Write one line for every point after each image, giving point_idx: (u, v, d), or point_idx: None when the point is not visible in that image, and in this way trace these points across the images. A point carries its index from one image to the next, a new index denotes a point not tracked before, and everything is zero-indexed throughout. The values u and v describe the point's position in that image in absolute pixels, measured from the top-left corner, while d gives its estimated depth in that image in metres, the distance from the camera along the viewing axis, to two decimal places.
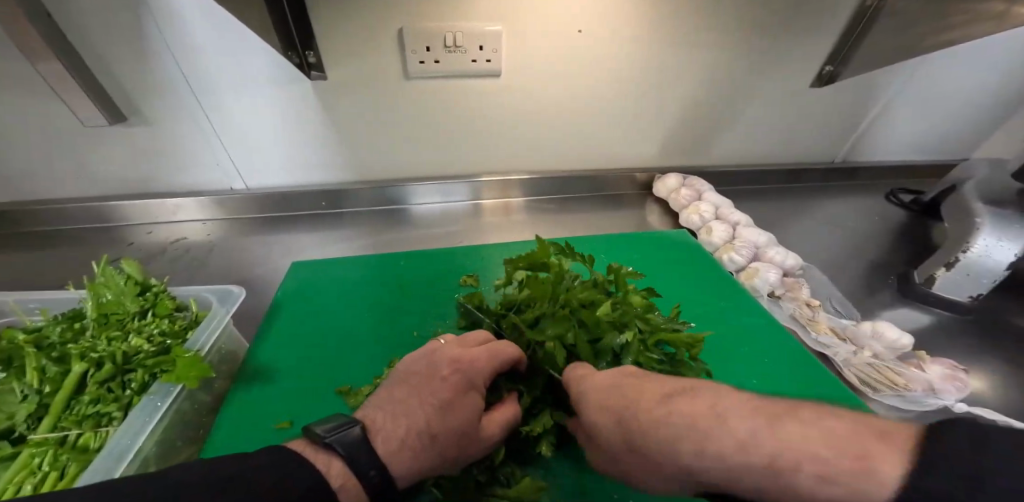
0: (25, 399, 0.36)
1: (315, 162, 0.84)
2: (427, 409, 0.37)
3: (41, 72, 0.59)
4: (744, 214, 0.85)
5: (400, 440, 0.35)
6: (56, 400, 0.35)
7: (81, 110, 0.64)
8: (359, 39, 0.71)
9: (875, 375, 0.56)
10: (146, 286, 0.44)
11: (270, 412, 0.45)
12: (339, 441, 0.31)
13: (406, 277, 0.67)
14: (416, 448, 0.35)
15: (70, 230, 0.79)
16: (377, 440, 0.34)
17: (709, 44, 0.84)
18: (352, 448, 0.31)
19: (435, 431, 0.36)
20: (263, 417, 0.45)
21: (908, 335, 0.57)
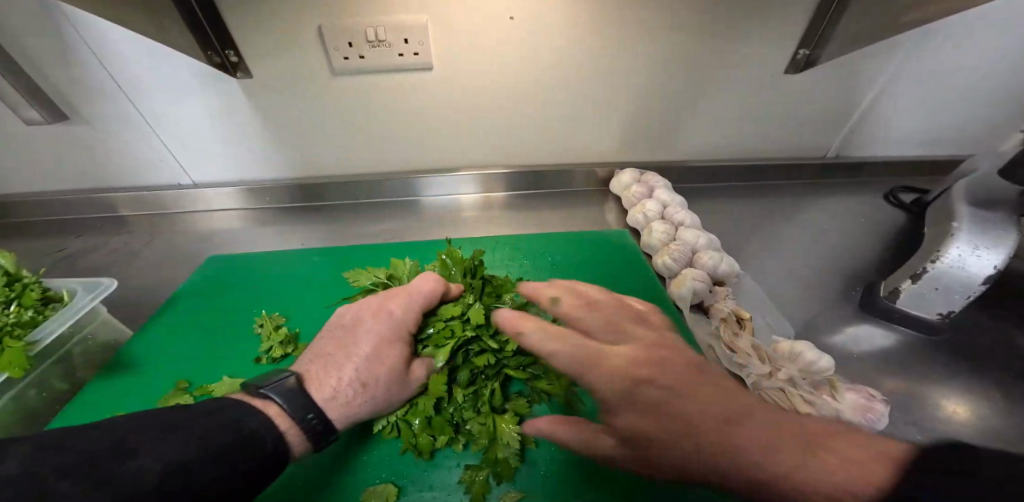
0: None
1: (255, 160, 0.85)
2: (356, 362, 0.44)
3: None
4: (692, 215, 0.77)
5: (332, 389, 0.42)
6: None
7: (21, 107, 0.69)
8: (276, 39, 0.70)
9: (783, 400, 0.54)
10: (17, 277, 0.46)
11: (118, 403, 0.48)
12: None
13: (313, 274, 0.67)
14: (349, 394, 0.43)
15: (38, 221, 0.86)
16: None
17: (665, 28, 0.73)
18: (286, 393, 0.40)
19: (364, 380, 0.44)
20: (107, 408, 0.47)
21: (827, 357, 0.55)
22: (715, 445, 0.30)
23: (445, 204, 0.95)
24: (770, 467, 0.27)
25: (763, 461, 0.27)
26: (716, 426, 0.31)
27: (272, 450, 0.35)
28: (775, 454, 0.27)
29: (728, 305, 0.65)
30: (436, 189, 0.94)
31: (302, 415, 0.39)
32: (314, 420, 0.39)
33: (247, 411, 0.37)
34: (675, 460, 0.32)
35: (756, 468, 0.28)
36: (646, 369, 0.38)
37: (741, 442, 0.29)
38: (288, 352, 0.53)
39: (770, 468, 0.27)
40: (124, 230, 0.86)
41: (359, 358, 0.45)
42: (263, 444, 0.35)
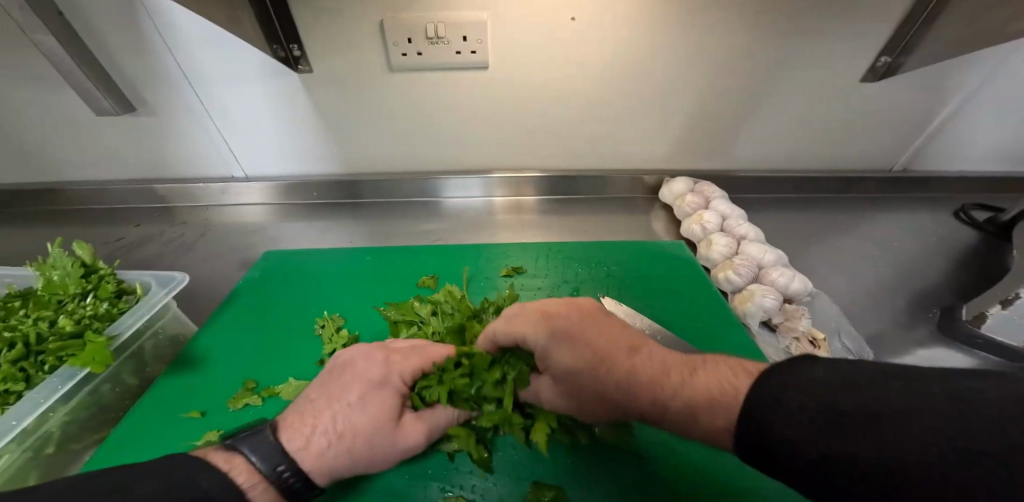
0: None
1: (300, 153, 0.84)
2: (338, 408, 0.38)
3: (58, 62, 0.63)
4: (755, 229, 0.74)
5: (307, 439, 0.36)
6: None
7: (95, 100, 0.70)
8: (340, 33, 0.69)
9: None
10: (94, 269, 0.46)
11: (186, 401, 0.47)
12: None
13: (365, 275, 0.66)
14: (326, 445, 0.37)
15: (85, 209, 0.87)
16: None
17: (736, 30, 0.70)
18: (257, 441, 0.34)
19: (342, 430, 0.37)
20: (177, 407, 0.47)
21: None
22: (680, 403, 0.31)
23: (477, 206, 0.92)
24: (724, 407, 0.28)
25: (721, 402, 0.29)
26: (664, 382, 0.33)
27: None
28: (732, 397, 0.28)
29: (801, 325, 0.62)
30: (459, 189, 0.91)
31: (273, 469, 0.33)
32: (285, 477, 0.34)
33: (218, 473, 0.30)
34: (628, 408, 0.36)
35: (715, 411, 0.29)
36: (606, 341, 0.38)
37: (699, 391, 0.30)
38: None
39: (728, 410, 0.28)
40: (166, 221, 0.86)
41: (342, 406, 0.38)
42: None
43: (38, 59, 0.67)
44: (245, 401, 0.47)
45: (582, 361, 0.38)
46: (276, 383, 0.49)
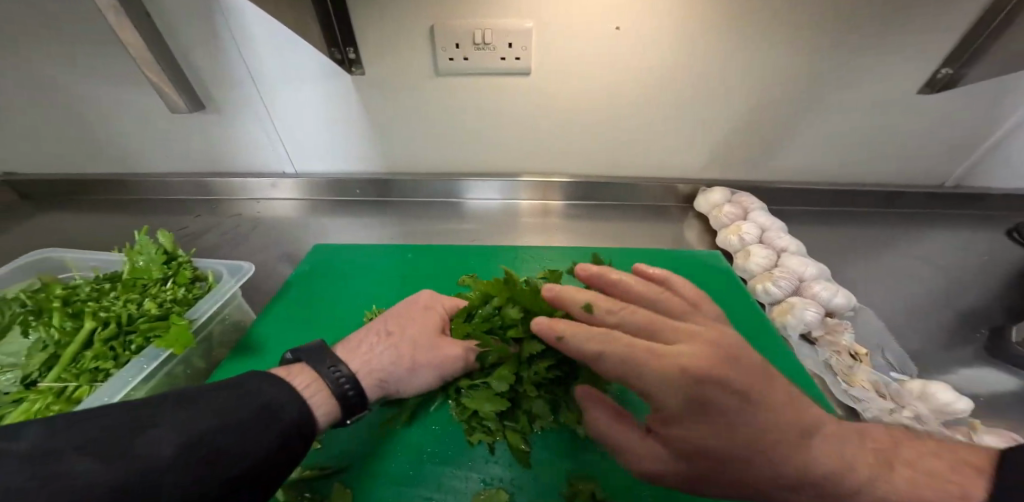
0: (41, 351, 0.42)
1: (342, 151, 0.88)
2: (385, 321, 0.50)
3: (143, 65, 0.68)
4: (796, 241, 0.73)
5: (360, 342, 0.47)
6: (68, 352, 0.41)
7: (172, 101, 0.74)
8: (393, 38, 0.72)
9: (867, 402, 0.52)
10: (173, 257, 0.50)
11: None
12: None
13: (408, 272, 0.69)
14: (374, 345, 0.47)
15: (142, 199, 0.93)
16: None
17: (785, 40, 0.69)
18: (311, 352, 0.43)
19: (389, 331, 0.48)
20: None
21: (962, 400, 0.52)
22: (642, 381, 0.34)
23: (503, 208, 0.94)
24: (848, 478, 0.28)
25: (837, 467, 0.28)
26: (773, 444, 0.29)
27: (294, 422, 0.34)
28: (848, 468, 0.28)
29: (843, 340, 0.61)
30: (485, 191, 0.93)
31: (326, 372, 0.41)
32: (339, 376, 0.41)
33: (276, 385, 0.36)
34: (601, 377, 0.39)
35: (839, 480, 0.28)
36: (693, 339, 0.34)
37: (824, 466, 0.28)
38: None
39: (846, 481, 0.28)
40: (215, 213, 0.91)
41: (388, 319, 0.50)
42: (284, 415, 0.33)
43: (119, 58, 0.73)
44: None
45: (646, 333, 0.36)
46: None
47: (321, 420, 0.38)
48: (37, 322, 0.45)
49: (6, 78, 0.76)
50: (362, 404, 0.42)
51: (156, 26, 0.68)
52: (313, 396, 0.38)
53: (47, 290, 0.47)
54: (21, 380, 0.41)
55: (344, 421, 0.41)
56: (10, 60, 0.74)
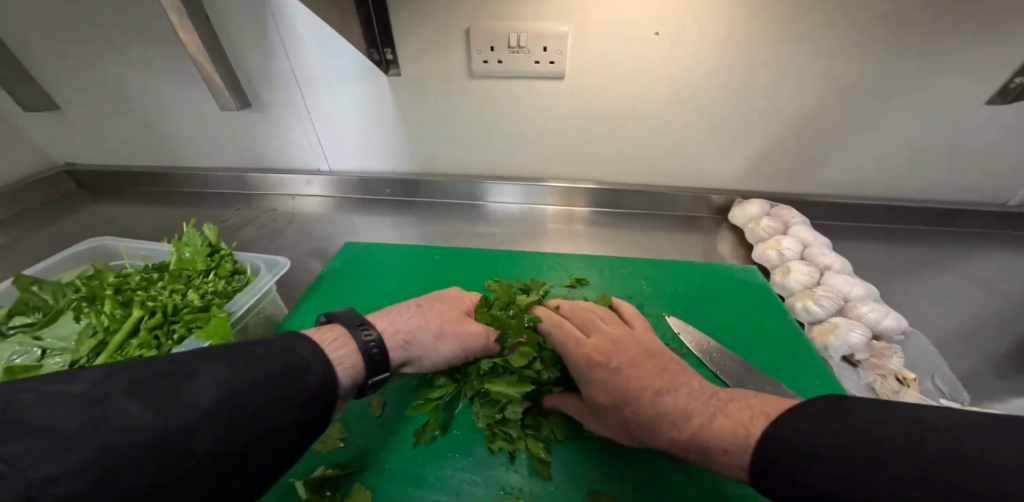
0: (92, 338, 0.43)
1: (373, 151, 0.90)
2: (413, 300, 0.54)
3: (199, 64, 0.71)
4: (841, 259, 0.68)
5: (390, 313, 0.51)
6: (115, 338, 0.42)
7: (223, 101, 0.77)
8: (429, 39, 0.72)
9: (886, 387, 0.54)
10: (216, 250, 0.52)
11: None
12: None
13: (434, 274, 0.69)
14: (403, 315, 0.50)
15: (184, 192, 0.98)
16: None
17: (835, 45, 0.66)
18: (343, 312, 0.46)
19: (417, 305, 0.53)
20: None
21: None
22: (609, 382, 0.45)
23: (527, 212, 0.94)
24: (739, 460, 0.34)
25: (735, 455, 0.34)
26: (670, 428, 0.39)
27: (320, 382, 0.34)
28: (746, 451, 0.34)
29: (890, 364, 0.56)
30: (510, 194, 0.93)
31: (357, 330, 0.43)
32: (369, 336, 0.43)
33: (304, 341, 0.37)
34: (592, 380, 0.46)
35: (733, 460, 0.35)
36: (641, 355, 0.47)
37: (717, 442, 0.36)
38: None
39: (741, 458, 0.34)
40: (251, 207, 0.95)
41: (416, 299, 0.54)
42: (310, 371, 0.34)
43: (173, 57, 0.77)
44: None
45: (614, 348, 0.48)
46: None
47: (345, 375, 0.39)
48: (90, 309, 0.47)
49: (70, 75, 0.82)
50: (385, 365, 0.43)
51: (212, 27, 0.71)
52: (340, 352, 0.40)
53: (100, 279, 0.49)
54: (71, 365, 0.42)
55: (366, 381, 0.42)
56: (76, 59, 0.79)
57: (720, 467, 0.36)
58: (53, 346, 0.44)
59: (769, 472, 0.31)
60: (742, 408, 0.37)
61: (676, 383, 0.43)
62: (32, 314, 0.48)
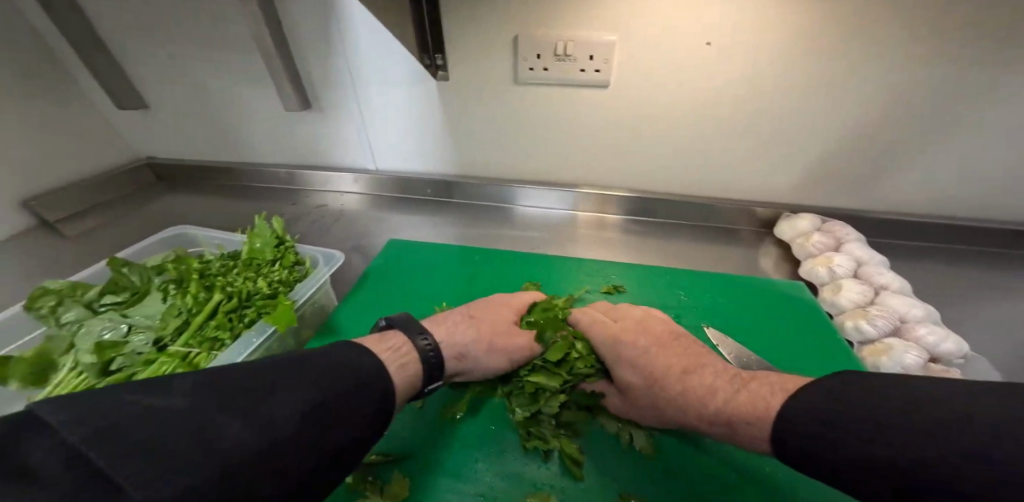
0: (179, 316, 0.49)
1: (416, 153, 0.93)
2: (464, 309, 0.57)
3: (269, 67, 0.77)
4: (899, 279, 0.64)
5: (444, 321, 0.54)
6: (197, 319, 0.48)
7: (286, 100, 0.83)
8: (478, 47, 0.75)
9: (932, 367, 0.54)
10: (282, 241, 0.56)
11: None
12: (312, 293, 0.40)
13: (473, 273, 0.71)
14: (456, 323, 0.53)
15: (243, 186, 1.06)
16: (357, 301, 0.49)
17: (899, 55, 0.63)
18: (401, 320, 0.50)
19: (471, 314, 0.55)
20: None
21: None
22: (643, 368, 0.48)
23: (561, 218, 0.94)
24: (760, 431, 0.38)
25: (756, 425, 0.38)
26: (697, 406, 0.43)
27: (381, 394, 0.37)
28: (767, 422, 0.37)
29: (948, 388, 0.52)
30: (545, 199, 0.94)
31: (417, 338, 0.47)
32: (428, 346, 0.47)
33: (365, 352, 0.40)
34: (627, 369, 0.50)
35: (755, 430, 0.38)
36: (670, 341, 0.51)
37: (739, 416, 0.39)
38: None
39: (763, 429, 0.37)
40: (301, 202, 1.01)
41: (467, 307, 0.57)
42: (371, 383, 0.37)
43: (244, 60, 0.84)
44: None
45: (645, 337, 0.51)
46: None
47: (409, 382, 0.43)
48: (179, 289, 0.52)
49: (154, 77, 0.90)
50: (439, 372, 0.48)
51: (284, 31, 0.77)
52: (404, 357, 0.44)
53: (186, 263, 0.54)
54: (158, 339, 0.49)
55: (423, 387, 0.46)
56: (162, 62, 0.87)
57: (743, 437, 0.40)
58: (138, 325, 0.50)
59: (785, 439, 0.35)
60: (764, 385, 0.40)
61: (701, 363, 0.47)
62: (122, 293, 0.53)
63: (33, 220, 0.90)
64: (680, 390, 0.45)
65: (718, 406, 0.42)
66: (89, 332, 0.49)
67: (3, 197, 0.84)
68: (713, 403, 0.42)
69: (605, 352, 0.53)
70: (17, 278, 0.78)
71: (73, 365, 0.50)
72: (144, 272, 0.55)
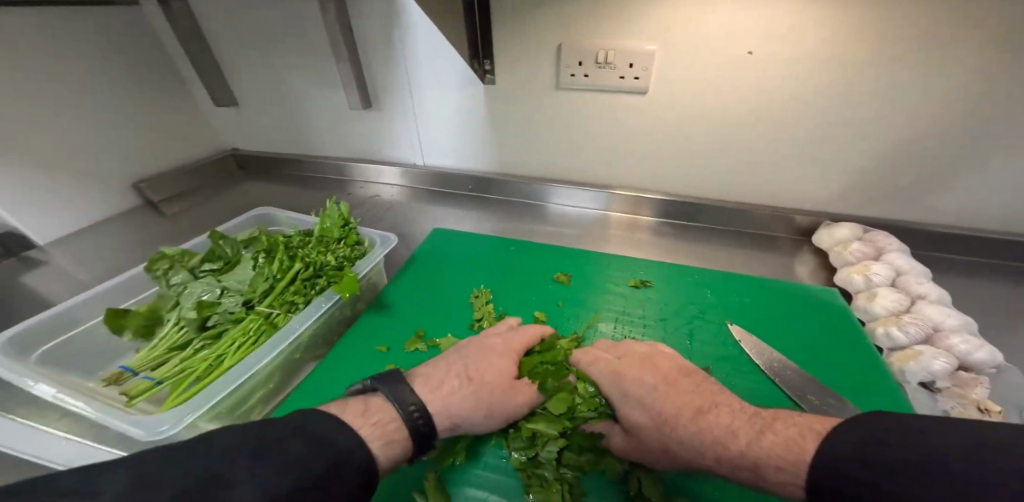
0: (265, 281, 0.59)
1: (461, 151, 1.01)
2: (458, 365, 0.51)
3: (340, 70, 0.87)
4: (939, 289, 0.62)
5: (438, 384, 0.48)
6: (279, 285, 0.59)
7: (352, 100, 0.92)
8: (524, 54, 0.81)
9: (956, 387, 0.52)
10: (347, 222, 0.67)
11: (376, 338, 0.63)
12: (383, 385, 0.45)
13: (509, 262, 0.77)
14: (451, 388, 0.47)
15: (308, 176, 1.18)
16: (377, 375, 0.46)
17: (954, 64, 0.62)
18: (389, 385, 0.45)
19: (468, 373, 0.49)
20: (370, 342, 0.63)
21: None
22: (653, 410, 0.45)
23: (595, 218, 0.98)
24: (792, 477, 0.34)
25: (790, 472, 0.34)
26: (719, 448, 0.39)
27: (360, 469, 0.35)
28: (801, 467, 0.33)
29: (975, 395, 0.51)
30: (580, 199, 0.98)
31: (405, 405, 0.43)
32: (414, 411, 0.42)
33: (342, 428, 0.36)
34: (637, 406, 0.47)
35: (785, 476, 0.34)
36: (683, 378, 0.48)
37: (770, 459, 0.35)
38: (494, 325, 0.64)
39: (796, 475, 0.34)
40: (356, 193, 1.11)
41: (461, 362, 0.51)
42: (350, 462, 0.34)
43: (318, 64, 0.95)
44: (417, 346, 0.61)
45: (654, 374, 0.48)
46: (437, 336, 0.63)
47: (394, 452, 0.40)
48: (265, 258, 0.62)
49: (241, 78, 1.04)
50: (433, 436, 0.44)
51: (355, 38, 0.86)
52: (391, 427, 0.40)
53: (270, 238, 0.65)
54: (246, 300, 0.59)
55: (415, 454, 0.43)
56: (250, 66, 1.00)
57: (775, 485, 0.35)
58: (231, 288, 0.60)
59: (823, 483, 0.31)
60: (788, 427, 0.37)
61: (716, 402, 0.44)
62: (218, 261, 0.64)
63: (141, 199, 1.06)
64: (694, 428, 0.41)
65: (740, 448, 0.38)
66: (192, 292, 0.59)
67: (121, 179, 1.01)
68: (733, 446, 0.38)
69: (610, 388, 0.50)
70: (126, 248, 0.93)
71: (176, 320, 0.60)
72: (236, 246, 0.65)
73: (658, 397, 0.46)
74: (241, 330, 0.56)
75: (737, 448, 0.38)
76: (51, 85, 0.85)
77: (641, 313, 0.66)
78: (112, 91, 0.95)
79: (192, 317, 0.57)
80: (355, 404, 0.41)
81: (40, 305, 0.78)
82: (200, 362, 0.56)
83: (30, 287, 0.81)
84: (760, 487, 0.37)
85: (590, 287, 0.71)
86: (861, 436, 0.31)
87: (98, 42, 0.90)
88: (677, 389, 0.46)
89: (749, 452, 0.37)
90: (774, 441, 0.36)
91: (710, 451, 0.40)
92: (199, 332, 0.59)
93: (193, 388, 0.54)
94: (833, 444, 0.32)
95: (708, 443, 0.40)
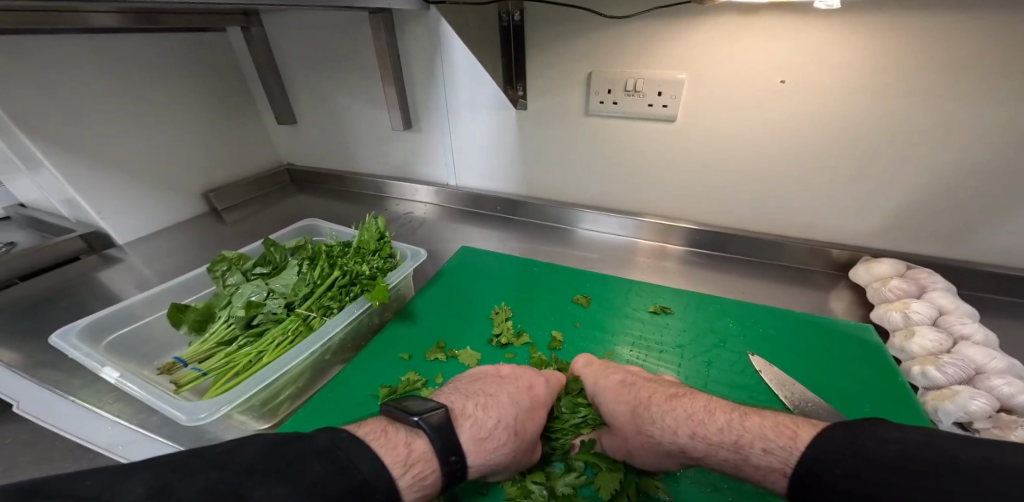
0: (307, 284, 0.65)
1: (492, 173, 1.05)
2: (504, 403, 0.50)
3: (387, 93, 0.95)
4: (986, 331, 0.58)
5: (488, 432, 0.47)
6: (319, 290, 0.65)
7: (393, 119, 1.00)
8: (555, 82, 0.85)
9: (997, 426, 0.49)
10: (383, 235, 0.73)
11: (399, 347, 0.66)
12: (425, 423, 0.43)
13: (532, 280, 0.80)
14: (501, 432, 0.47)
15: (353, 191, 1.27)
16: (414, 409, 0.44)
17: (1001, 95, 0.59)
18: (435, 430, 0.42)
19: (510, 419, 0.49)
20: (394, 348, 0.66)
21: None
22: (632, 396, 0.52)
23: (621, 243, 0.98)
24: (781, 457, 0.38)
25: (778, 453, 0.38)
26: (697, 425, 0.45)
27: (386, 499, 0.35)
28: (792, 451, 0.38)
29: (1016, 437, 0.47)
30: (605, 225, 1.00)
31: (446, 457, 0.42)
32: (454, 458, 0.42)
33: (368, 455, 0.37)
34: (619, 399, 0.52)
35: (773, 457, 0.39)
36: (669, 382, 0.54)
37: (759, 441, 0.40)
38: (511, 340, 0.66)
39: (783, 456, 0.38)
40: (393, 209, 1.18)
41: (501, 404, 0.50)
42: (373, 497, 0.35)
43: (368, 88, 1.04)
44: (437, 354, 0.64)
45: (643, 375, 0.56)
46: (456, 347, 0.66)
47: (428, 486, 0.40)
48: (308, 265, 0.68)
49: (301, 101, 1.15)
50: (464, 473, 0.44)
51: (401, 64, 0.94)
52: (425, 470, 0.40)
53: (314, 249, 0.71)
54: (286, 302, 0.64)
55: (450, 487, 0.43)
56: (310, 92, 1.12)
57: (761, 469, 0.40)
58: (275, 291, 0.66)
59: (813, 464, 0.35)
60: (770, 416, 0.43)
61: (693, 392, 0.51)
62: (267, 266, 0.71)
63: (208, 207, 1.18)
64: (670, 408, 0.48)
65: (721, 422, 0.44)
66: (242, 294, 0.66)
67: (193, 188, 1.13)
68: (712, 426, 0.44)
69: (591, 382, 0.57)
70: (190, 249, 1.03)
71: (226, 318, 0.66)
72: (284, 252, 0.72)
73: (636, 388, 0.53)
74: (282, 330, 0.62)
75: (719, 426, 0.44)
76: (148, 104, 0.99)
77: (658, 338, 0.66)
78: (194, 110, 1.09)
79: (241, 315, 0.63)
80: (397, 449, 0.40)
81: (117, 294, 0.88)
82: (240, 358, 0.61)
83: (109, 278, 0.92)
84: (745, 473, 0.42)
85: (610, 309, 0.72)
86: (878, 438, 0.34)
87: (188, 68, 1.05)
88: (659, 385, 0.53)
89: (730, 425, 0.43)
90: (759, 423, 0.42)
91: (681, 426, 0.46)
92: (244, 330, 0.64)
93: (232, 381, 0.59)
94: (826, 433, 0.37)
95: (687, 425, 0.46)
